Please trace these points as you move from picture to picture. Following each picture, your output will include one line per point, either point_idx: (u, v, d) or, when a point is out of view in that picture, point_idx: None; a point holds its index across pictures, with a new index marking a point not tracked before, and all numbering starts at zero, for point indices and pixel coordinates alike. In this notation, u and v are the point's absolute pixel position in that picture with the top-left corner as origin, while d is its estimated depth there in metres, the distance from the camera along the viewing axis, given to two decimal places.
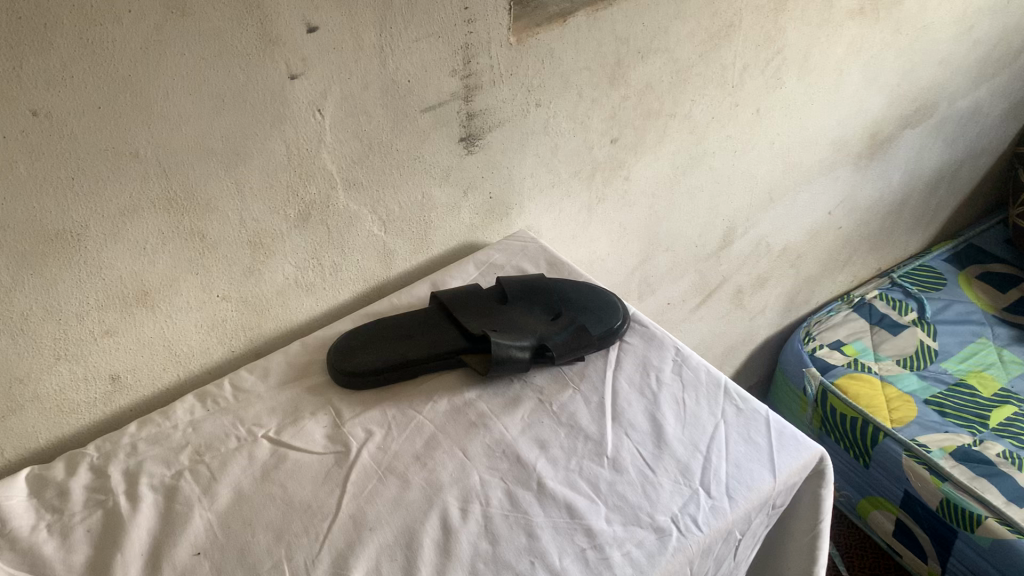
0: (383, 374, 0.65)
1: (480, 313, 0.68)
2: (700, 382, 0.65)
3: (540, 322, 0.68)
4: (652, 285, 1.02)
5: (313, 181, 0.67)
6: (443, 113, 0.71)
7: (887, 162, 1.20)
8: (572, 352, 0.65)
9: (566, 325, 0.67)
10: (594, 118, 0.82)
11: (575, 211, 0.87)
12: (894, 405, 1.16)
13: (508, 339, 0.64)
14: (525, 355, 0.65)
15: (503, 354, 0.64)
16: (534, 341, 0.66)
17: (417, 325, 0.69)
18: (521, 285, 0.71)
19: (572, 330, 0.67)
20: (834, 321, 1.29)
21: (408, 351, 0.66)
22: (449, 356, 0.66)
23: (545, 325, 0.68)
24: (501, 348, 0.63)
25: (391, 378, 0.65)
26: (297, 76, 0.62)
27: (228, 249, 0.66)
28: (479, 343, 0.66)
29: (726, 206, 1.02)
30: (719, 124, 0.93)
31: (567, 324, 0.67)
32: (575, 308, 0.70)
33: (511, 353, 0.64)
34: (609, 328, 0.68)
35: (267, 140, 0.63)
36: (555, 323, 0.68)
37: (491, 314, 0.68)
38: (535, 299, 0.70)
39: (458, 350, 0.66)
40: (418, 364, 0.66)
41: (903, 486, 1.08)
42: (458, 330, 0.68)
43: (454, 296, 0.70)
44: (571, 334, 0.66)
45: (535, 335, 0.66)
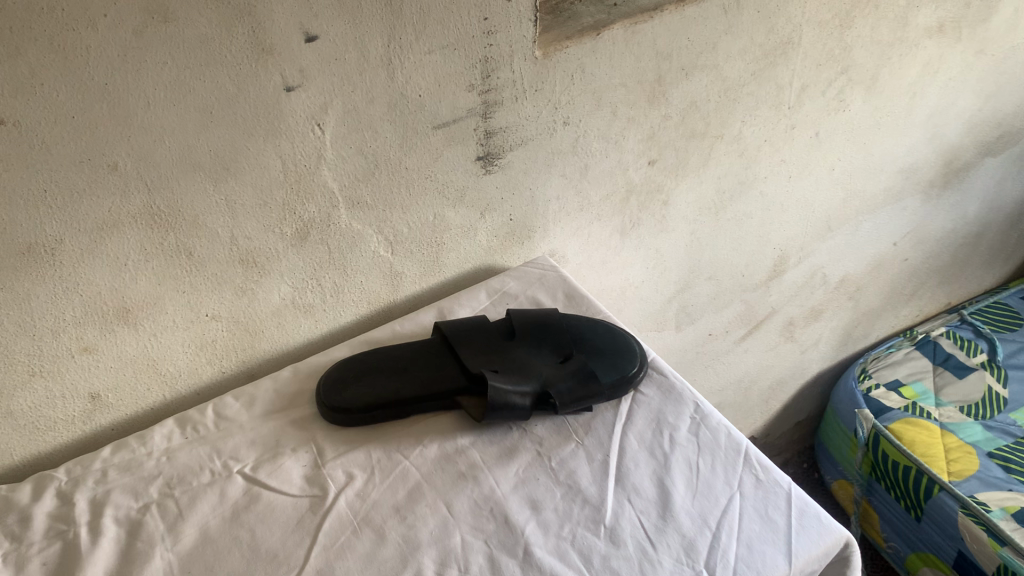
0: (373, 413, 0.60)
1: (483, 351, 0.63)
2: (718, 446, 0.58)
3: (546, 364, 0.62)
4: (692, 315, 0.95)
5: (310, 198, 0.62)
6: (458, 130, 0.66)
7: (962, 192, 1.10)
8: (577, 401, 0.60)
9: (574, 370, 0.62)
10: (631, 138, 0.75)
11: (606, 236, 0.81)
12: (953, 456, 1.07)
13: (508, 383, 0.59)
14: (526, 401, 0.59)
15: (501, 400, 0.58)
16: (538, 385, 0.61)
17: (416, 359, 0.64)
18: (532, 321, 0.65)
19: (580, 375, 0.61)
20: (894, 359, 1.20)
21: (402, 388, 0.61)
22: (445, 396, 0.61)
23: (552, 368, 0.62)
24: (499, 393, 0.58)
25: (382, 417, 0.61)
26: (294, 88, 0.57)
27: (218, 266, 0.62)
28: (479, 384, 0.61)
29: (778, 234, 0.95)
30: (772, 147, 0.86)
31: (575, 369, 0.61)
32: (587, 350, 0.64)
33: (510, 399, 0.58)
34: (622, 376, 0.62)
35: (260, 155, 0.58)
36: (562, 367, 0.62)
37: (494, 352, 0.63)
38: (544, 338, 0.64)
39: (456, 390, 0.61)
40: (411, 404, 0.61)
41: (958, 546, 0.99)
42: (458, 368, 0.63)
43: (458, 329, 0.65)
44: (578, 380, 0.60)
45: (539, 378, 0.61)
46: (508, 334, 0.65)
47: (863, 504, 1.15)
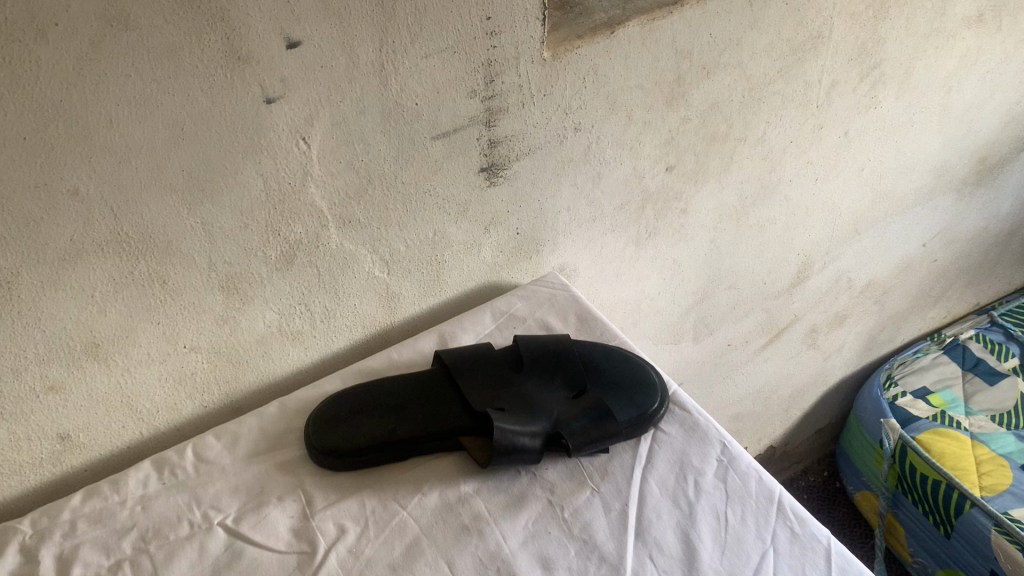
0: (367, 456, 0.55)
1: (489, 385, 0.57)
2: (748, 494, 0.53)
3: (558, 399, 0.57)
4: (711, 325, 0.89)
5: (297, 218, 0.56)
6: (460, 140, 0.60)
7: (996, 190, 1.04)
8: (591, 444, 0.54)
9: (589, 406, 0.56)
10: (647, 143, 0.69)
11: (620, 247, 0.75)
12: (985, 469, 1.01)
13: (516, 424, 0.54)
14: (537, 443, 0.54)
15: (510, 443, 0.53)
16: (549, 424, 0.55)
17: (415, 392, 0.58)
18: (541, 350, 0.60)
19: (595, 414, 0.55)
20: (921, 364, 1.14)
21: (400, 428, 0.56)
22: (447, 437, 0.56)
23: (565, 404, 0.56)
24: (506, 436, 0.53)
25: (378, 461, 0.55)
26: (275, 100, 0.51)
27: (195, 294, 0.56)
28: (485, 423, 0.56)
29: (803, 238, 0.88)
30: (799, 148, 0.79)
31: (589, 406, 0.56)
32: (602, 383, 0.58)
33: (519, 442, 0.53)
34: (641, 413, 0.56)
35: (238, 174, 0.52)
36: (575, 404, 0.56)
37: (501, 386, 0.57)
38: (556, 368, 0.59)
39: (459, 430, 0.56)
40: (410, 446, 0.55)
41: (990, 565, 0.94)
42: (461, 403, 0.57)
43: (461, 360, 0.59)
44: (592, 420, 0.55)
45: (550, 417, 0.55)
46: (517, 364, 0.60)
47: (888, 517, 1.09)
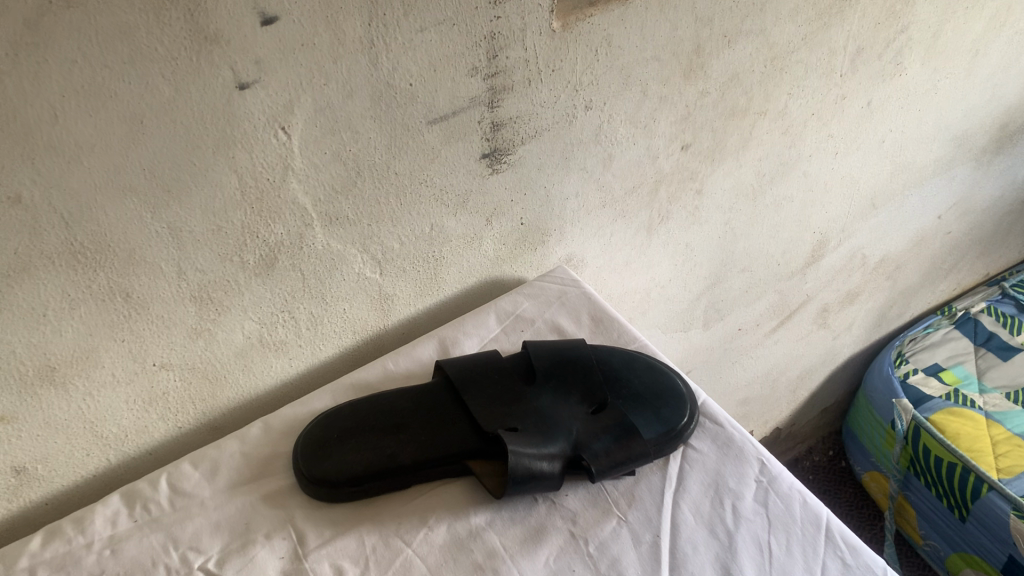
0: (366, 486, 0.48)
1: (500, 401, 0.51)
2: (792, 520, 0.48)
3: (577, 415, 0.51)
4: (722, 311, 0.83)
5: (277, 217, 0.50)
6: (459, 123, 0.53)
7: (1014, 157, 0.98)
8: (616, 468, 0.48)
9: (611, 423, 0.50)
10: (663, 120, 0.63)
11: (630, 234, 0.68)
12: (1002, 450, 0.97)
13: (533, 447, 0.47)
14: (557, 468, 0.48)
15: (528, 470, 0.47)
16: (569, 445, 0.49)
17: (416, 410, 0.52)
18: (554, 357, 0.54)
19: (619, 432, 0.49)
20: (932, 340, 1.10)
21: (401, 452, 0.50)
22: (454, 461, 0.50)
23: (585, 421, 0.50)
24: (524, 462, 0.46)
25: (377, 490, 0.49)
26: (248, 85, 0.44)
27: (164, 307, 0.49)
28: (497, 445, 0.50)
29: (820, 215, 0.83)
30: (820, 120, 0.73)
31: (612, 423, 0.50)
32: (625, 395, 0.52)
33: (538, 468, 0.47)
34: (669, 430, 0.50)
35: (209, 170, 0.45)
36: (596, 420, 0.50)
37: (513, 400, 0.51)
38: (572, 379, 0.52)
39: (467, 453, 0.50)
40: (413, 473, 0.49)
41: (1007, 550, 0.90)
42: (468, 421, 0.51)
43: (467, 371, 0.53)
44: (616, 439, 0.49)
45: (569, 436, 0.49)
46: (528, 374, 0.54)
47: (899, 499, 1.05)
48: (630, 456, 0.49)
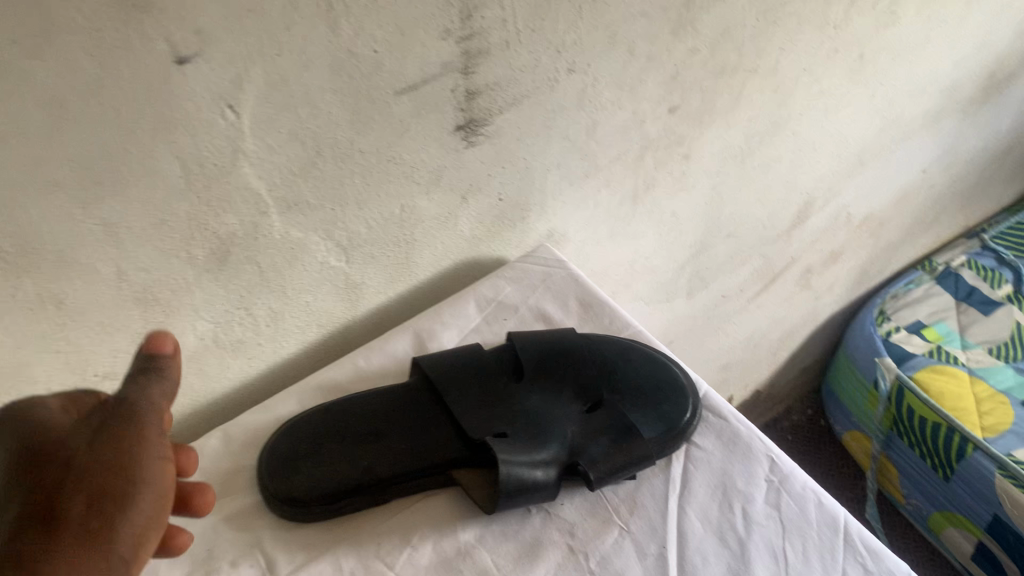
0: (339, 503, 0.43)
1: (486, 402, 0.46)
2: (808, 524, 0.44)
3: (572, 416, 0.46)
4: (706, 279, 0.79)
5: (228, 206, 0.44)
6: (430, 93, 0.47)
7: (1000, 107, 0.95)
8: (616, 472, 0.44)
9: (609, 423, 0.46)
10: (650, 81, 0.58)
11: (615, 205, 0.64)
12: (986, 408, 0.95)
13: (526, 455, 0.43)
14: (553, 476, 0.43)
15: (521, 480, 0.42)
16: (564, 450, 0.45)
17: (393, 415, 0.47)
18: (543, 351, 0.49)
19: (617, 433, 0.45)
20: (913, 297, 1.08)
21: (378, 464, 0.45)
22: (438, 471, 0.45)
23: (580, 422, 0.46)
24: (515, 471, 0.42)
25: (351, 508, 0.44)
26: (189, 60, 0.38)
27: (104, 312, 0.43)
28: (485, 452, 0.45)
29: (808, 175, 0.78)
30: (811, 76, 0.69)
31: (609, 422, 0.46)
32: (622, 389, 0.48)
33: (532, 477, 0.42)
34: (672, 428, 0.46)
35: (147, 159, 0.39)
36: (591, 420, 0.46)
37: (501, 401, 0.46)
38: (565, 375, 0.48)
39: (452, 462, 0.45)
40: (392, 487, 0.44)
41: (992, 509, 0.88)
42: (451, 426, 0.46)
43: (448, 368, 0.48)
44: (615, 441, 0.45)
45: (564, 440, 0.45)
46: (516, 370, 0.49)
47: (881, 459, 1.04)
48: (630, 461, 0.44)
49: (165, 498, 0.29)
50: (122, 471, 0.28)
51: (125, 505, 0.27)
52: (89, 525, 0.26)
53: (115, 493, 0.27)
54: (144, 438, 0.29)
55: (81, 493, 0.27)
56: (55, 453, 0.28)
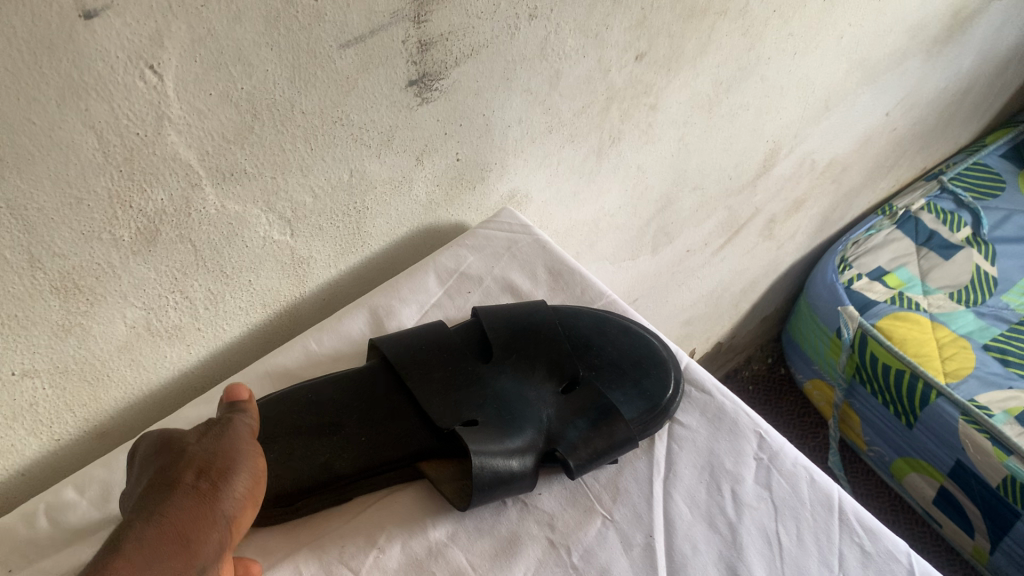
0: (295, 505, 0.40)
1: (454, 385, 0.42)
2: (801, 504, 0.41)
3: (546, 399, 0.43)
4: (671, 234, 0.76)
5: (154, 179, 0.39)
6: (378, 46, 0.42)
7: (962, 45, 0.92)
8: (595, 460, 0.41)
9: (587, 405, 0.43)
10: (616, 27, 0.53)
11: (578, 161, 0.60)
12: (948, 353, 0.95)
13: (499, 444, 0.39)
14: (529, 465, 0.40)
15: (497, 472, 0.38)
16: (539, 435, 0.41)
17: (350, 403, 0.43)
18: (512, 327, 0.45)
19: (597, 416, 0.42)
20: (874, 243, 1.07)
21: (337, 459, 0.41)
22: (402, 465, 0.42)
23: (555, 406, 0.43)
24: (490, 463, 0.38)
25: (308, 509, 0.40)
26: (97, 14, 0.32)
27: (17, 304, 0.38)
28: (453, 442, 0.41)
29: (774, 122, 0.75)
30: (781, 18, 0.65)
31: (587, 406, 0.43)
32: (599, 368, 0.46)
33: (508, 468, 0.39)
34: (654, 406, 0.44)
35: (56, 130, 0.34)
36: (567, 403, 0.43)
37: (469, 384, 0.42)
38: (539, 353, 0.44)
39: (417, 454, 0.41)
40: (354, 484, 0.41)
41: (956, 455, 0.88)
42: (414, 414, 0.43)
43: (410, 349, 0.44)
44: (594, 425, 0.42)
45: (539, 426, 0.42)
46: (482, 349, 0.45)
47: (844, 407, 1.03)
48: (611, 444, 0.41)
49: (259, 481, 0.35)
50: (228, 451, 0.34)
51: (225, 479, 0.33)
52: (199, 486, 0.32)
53: (219, 467, 0.33)
54: (237, 436, 0.36)
55: (190, 468, 0.33)
56: (175, 448, 0.35)
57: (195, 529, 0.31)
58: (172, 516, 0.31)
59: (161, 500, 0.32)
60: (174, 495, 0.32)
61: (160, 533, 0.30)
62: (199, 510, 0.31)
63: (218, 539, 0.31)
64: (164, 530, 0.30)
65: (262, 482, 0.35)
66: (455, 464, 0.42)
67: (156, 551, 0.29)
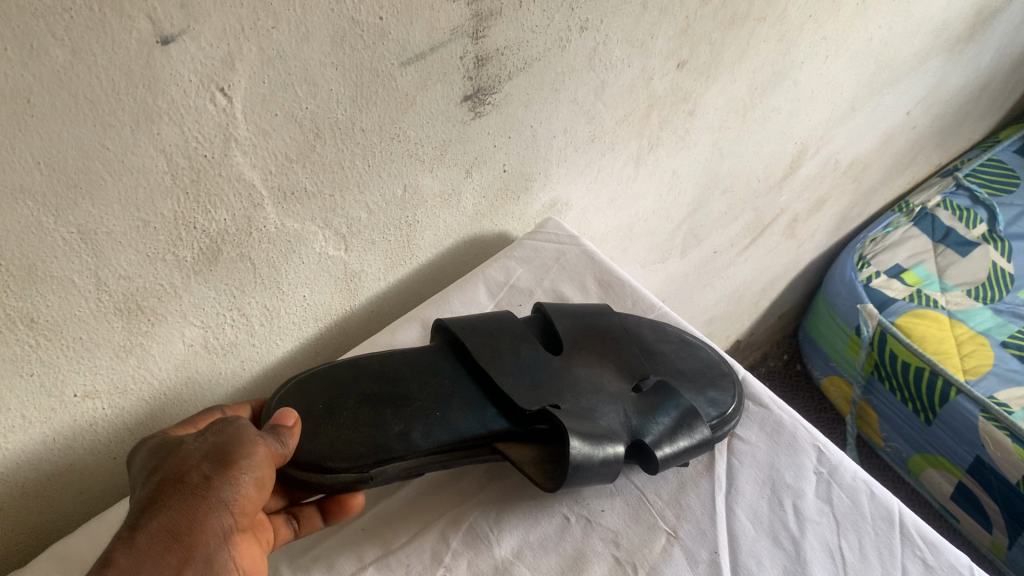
0: (370, 473, 0.38)
1: (526, 385, 0.42)
2: (862, 518, 0.42)
3: (622, 397, 0.44)
4: (699, 236, 0.76)
5: (218, 200, 0.38)
6: (438, 62, 0.42)
7: (982, 43, 0.92)
8: (676, 457, 0.41)
9: (663, 404, 0.43)
10: (660, 36, 0.53)
11: (618, 168, 0.60)
12: (967, 350, 0.96)
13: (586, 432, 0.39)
14: (620, 453, 0.40)
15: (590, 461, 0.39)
16: (622, 428, 0.42)
17: (422, 380, 0.43)
18: (579, 328, 0.46)
19: (676, 414, 0.43)
20: (892, 240, 1.09)
21: (413, 430, 0.40)
22: (481, 444, 0.41)
23: (634, 402, 0.43)
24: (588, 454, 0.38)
25: (381, 479, 0.38)
26: (174, 39, 0.32)
27: (84, 327, 0.38)
28: (534, 422, 0.41)
29: (803, 125, 0.75)
30: (816, 23, 0.65)
31: (661, 406, 0.43)
32: (668, 371, 0.47)
33: (603, 455, 0.39)
34: (721, 415, 0.45)
35: (128, 155, 0.34)
36: (643, 402, 0.44)
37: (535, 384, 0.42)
38: (603, 352, 0.46)
39: (498, 433, 0.41)
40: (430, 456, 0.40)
41: (975, 451, 0.88)
42: (488, 395, 0.42)
43: (480, 335, 0.44)
44: (679, 423, 0.42)
45: (620, 419, 0.42)
46: (548, 341, 0.47)
47: (861, 404, 1.03)
48: (693, 443, 0.42)
49: (266, 477, 0.34)
50: (234, 446, 0.34)
51: (227, 473, 0.33)
52: (197, 482, 0.32)
53: (220, 461, 0.33)
54: (242, 431, 0.35)
55: (190, 464, 0.33)
56: (174, 445, 0.35)
57: (190, 523, 0.31)
58: (166, 514, 0.31)
59: (160, 498, 0.32)
60: (174, 492, 0.32)
61: (151, 535, 0.31)
62: (195, 504, 0.32)
63: (216, 532, 0.32)
64: (157, 532, 0.31)
65: (269, 464, 0.35)
66: (538, 446, 0.41)
67: (148, 555, 0.30)
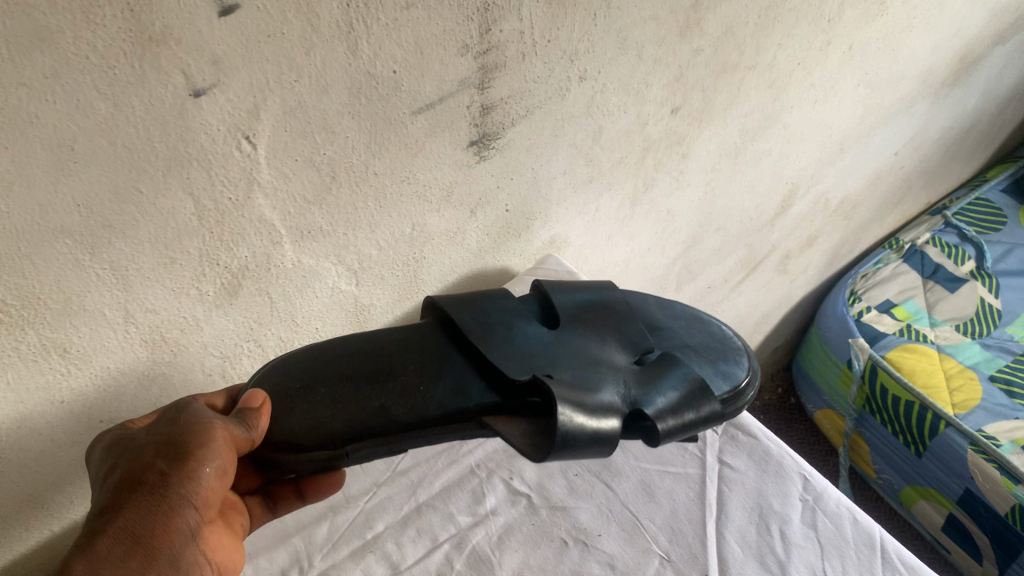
0: (344, 450, 0.40)
1: None
2: (846, 543, 0.44)
3: (622, 368, 0.45)
4: (694, 272, 0.79)
5: (240, 239, 0.41)
6: (445, 111, 0.45)
7: (967, 87, 0.96)
8: (683, 429, 0.43)
9: (669, 374, 0.45)
10: (654, 84, 0.56)
11: (614, 208, 0.63)
12: (956, 384, 0.98)
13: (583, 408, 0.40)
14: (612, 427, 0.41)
15: (580, 432, 0.40)
16: (621, 400, 0.43)
17: (407, 356, 0.44)
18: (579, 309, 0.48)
19: (684, 386, 0.44)
20: (883, 276, 1.12)
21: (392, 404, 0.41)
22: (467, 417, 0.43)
23: (634, 373, 0.44)
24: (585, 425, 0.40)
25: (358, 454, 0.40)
26: (205, 92, 0.35)
27: (111, 357, 0.40)
28: (526, 395, 0.43)
29: (794, 165, 0.78)
30: (804, 70, 0.68)
31: (679, 371, 0.45)
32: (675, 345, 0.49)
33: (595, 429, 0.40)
34: (735, 390, 0.47)
35: (159, 197, 0.36)
36: (647, 372, 0.45)
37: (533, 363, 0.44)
38: (606, 325, 0.48)
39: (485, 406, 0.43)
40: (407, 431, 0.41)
41: (965, 484, 0.90)
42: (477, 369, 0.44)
43: (478, 323, 0.45)
44: (687, 395, 0.44)
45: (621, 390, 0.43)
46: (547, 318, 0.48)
47: (853, 436, 1.05)
48: (697, 418, 0.44)
49: (226, 464, 0.35)
50: (192, 437, 0.34)
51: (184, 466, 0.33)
52: (154, 480, 0.33)
53: (176, 454, 0.33)
54: (199, 420, 0.35)
55: (146, 460, 0.33)
56: (133, 443, 0.35)
57: (151, 524, 0.32)
58: (126, 517, 0.32)
59: (119, 500, 0.32)
60: (133, 492, 0.33)
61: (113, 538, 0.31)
62: (154, 504, 0.32)
63: (177, 533, 0.33)
64: (118, 538, 0.31)
65: (229, 450, 0.35)
66: (530, 419, 0.43)
67: (110, 560, 0.31)
